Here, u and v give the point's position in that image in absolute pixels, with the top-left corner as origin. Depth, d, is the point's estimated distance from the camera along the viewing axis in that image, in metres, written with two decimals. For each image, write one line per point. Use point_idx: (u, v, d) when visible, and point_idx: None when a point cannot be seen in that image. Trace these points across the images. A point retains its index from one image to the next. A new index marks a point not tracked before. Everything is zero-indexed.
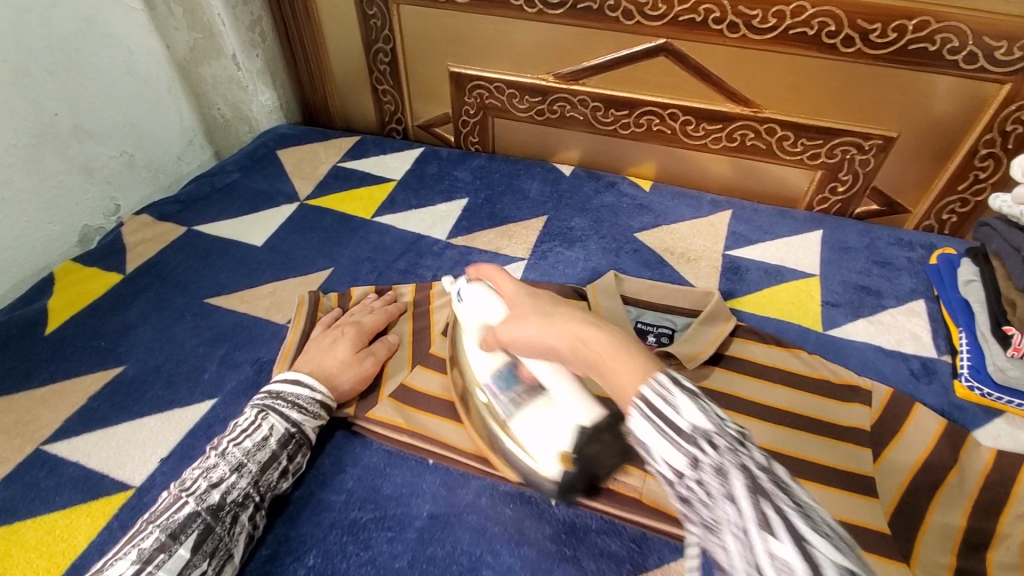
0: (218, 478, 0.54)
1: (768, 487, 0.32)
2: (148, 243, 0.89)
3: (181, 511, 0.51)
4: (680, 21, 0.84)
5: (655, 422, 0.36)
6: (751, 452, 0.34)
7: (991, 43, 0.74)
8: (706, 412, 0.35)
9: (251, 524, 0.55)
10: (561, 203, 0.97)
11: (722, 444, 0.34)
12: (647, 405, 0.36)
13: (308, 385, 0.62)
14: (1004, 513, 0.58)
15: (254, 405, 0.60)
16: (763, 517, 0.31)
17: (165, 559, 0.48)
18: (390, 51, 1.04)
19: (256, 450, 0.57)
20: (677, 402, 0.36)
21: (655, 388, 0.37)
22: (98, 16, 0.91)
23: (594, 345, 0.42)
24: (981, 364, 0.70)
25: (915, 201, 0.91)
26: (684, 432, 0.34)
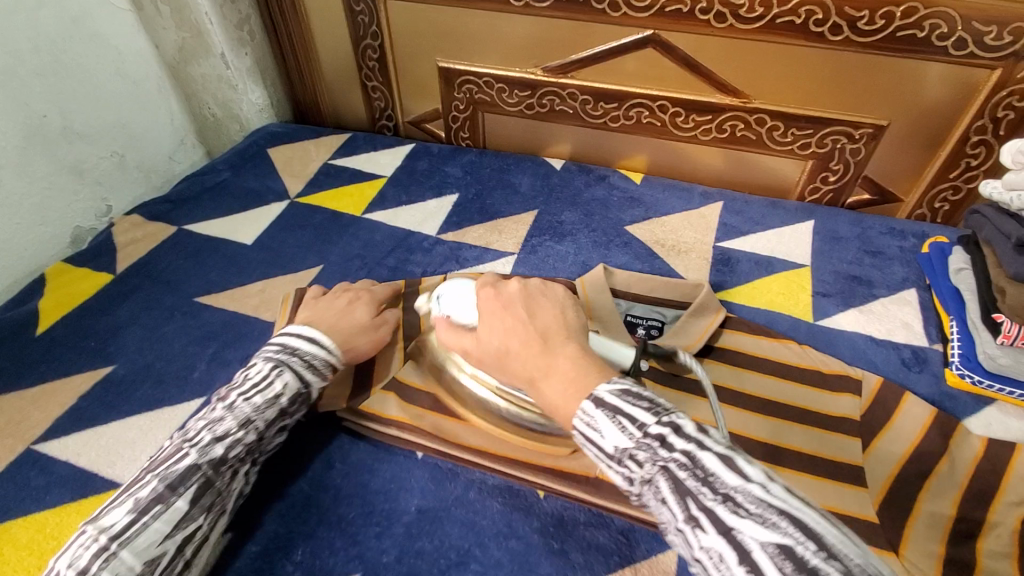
0: (223, 432, 0.53)
1: (691, 485, 0.37)
2: (138, 244, 0.89)
3: (181, 463, 0.50)
4: (667, 12, 0.84)
5: (589, 450, 0.43)
6: (672, 453, 0.39)
7: (981, 29, 0.74)
8: (625, 427, 0.41)
9: (244, 478, 0.55)
10: (552, 197, 0.97)
11: (644, 458, 0.40)
12: (581, 435, 0.43)
13: (324, 346, 0.62)
14: (994, 501, 0.58)
15: (268, 358, 0.59)
16: (688, 511, 0.37)
17: (162, 510, 0.48)
18: (378, 48, 1.04)
19: (264, 407, 0.56)
20: (599, 427, 0.42)
21: (582, 417, 0.43)
22: (86, 17, 0.90)
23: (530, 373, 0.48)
24: (971, 352, 0.69)
25: (907, 190, 0.91)
26: (614, 455, 0.41)
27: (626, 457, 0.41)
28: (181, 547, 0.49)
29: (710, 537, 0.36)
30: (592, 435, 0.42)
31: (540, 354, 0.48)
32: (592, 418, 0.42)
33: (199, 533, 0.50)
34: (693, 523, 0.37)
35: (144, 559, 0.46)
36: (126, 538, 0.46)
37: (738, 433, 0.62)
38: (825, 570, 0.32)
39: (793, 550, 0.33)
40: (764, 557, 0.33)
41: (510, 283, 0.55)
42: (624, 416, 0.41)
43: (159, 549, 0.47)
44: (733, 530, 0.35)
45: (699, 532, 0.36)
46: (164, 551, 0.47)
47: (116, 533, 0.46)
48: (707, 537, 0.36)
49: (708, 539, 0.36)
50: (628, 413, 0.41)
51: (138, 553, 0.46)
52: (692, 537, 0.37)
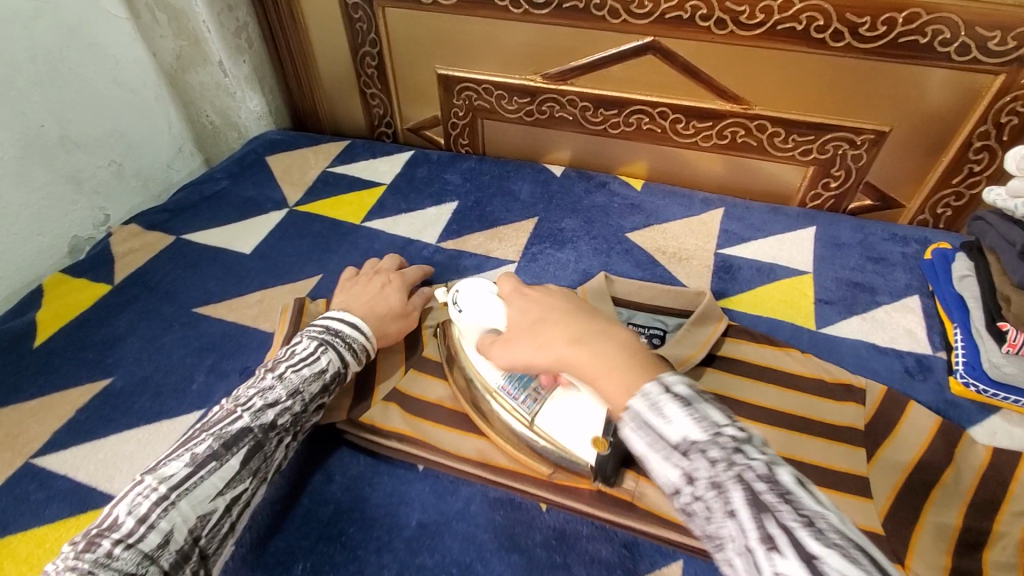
0: (274, 399, 0.57)
1: (770, 500, 0.36)
2: (136, 253, 0.89)
3: (235, 424, 0.54)
4: (666, 18, 0.83)
5: (648, 433, 0.40)
6: (750, 461, 0.38)
7: (984, 34, 0.73)
8: (699, 422, 0.40)
9: (286, 451, 0.58)
10: (552, 204, 0.96)
11: (717, 457, 0.38)
12: (640, 419, 0.41)
13: (364, 331, 0.66)
14: (1001, 511, 0.57)
15: (313, 337, 0.63)
16: (764, 528, 0.35)
17: (217, 467, 0.51)
18: (377, 55, 1.04)
19: (311, 380, 0.59)
20: (669, 414, 0.40)
21: (646, 399, 0.41)
22: (83, 26, 0.90)
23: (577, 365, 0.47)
24: (976, 360, 0.68)
25: (909, 196, 0.91)
26: (680, 447, 0.39)
27: (694, 451, 0.39)
28: (229, 508, 0.51)
29: (788, 561, 0.34)
30: (657, 421, 0.40)
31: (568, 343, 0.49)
32: (660, 403, 0.41)
33: (245, 496, 0.53)
34: (768, 543, 0.35)
35: (197, 513, 0.49)
36: (185, 489, 0.49)
37: None
38: None
39: None
40: None
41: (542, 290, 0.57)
42: (700, 410, 0.40)
43: (210, 505, 0.50)
44: (815, 557, 0.34)
45: (776, 554, 0.34)
46: (214, 508, 0.50)
47: (175, 484, 0.49)
48: (783, 561, 0.34)
49: (784, 563, 0.34)
50: (704, 409, 0.40)
51: (192, 506, 0.49)
52: (764, 557, 0.35)
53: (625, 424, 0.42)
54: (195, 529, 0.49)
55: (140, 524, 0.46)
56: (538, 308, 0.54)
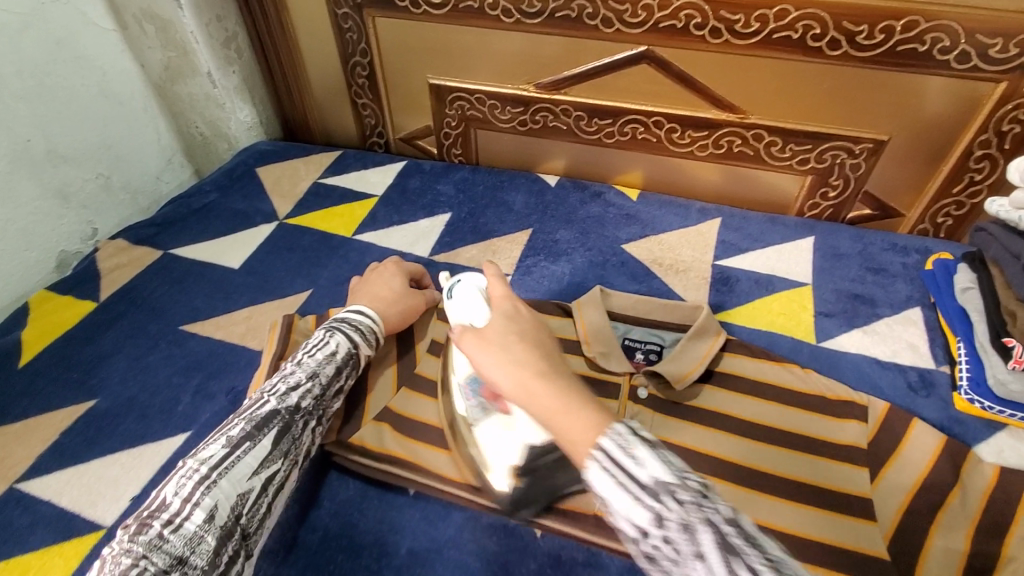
0: (295, 382, 0.56)
1: (737, 542, 0.34)
2: (123, 269, 0.87)
3: (264, 407, 0.53)
4: (660, 27, 0.82)
5: (616, 476, 0.37)
6: (716, 505, 0.36)
7: (985, 41, 0.72)
8: (667, 463, 0.37)
9: (313, 435, 0.57)
10: (546, 214, 0.95)
11: (686, 498, 0.36)
12: (609, 460, 0.37)
13: (370, 317, 0.66)
14: (1009, 534, 0.55)
15: (321, 327, 0.63)
16: (734, 573, 0.33)
17: (251, 447, 0.50)
18: (367, 65, 1.03)
19: (326, 362, 0.59)
20: (637, 455, 0.37)
21: (615, 438, 0.38)
22: (69, 38, 0.88)
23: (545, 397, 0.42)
24: (981, 376, 0.67)
25: (909, 204, 0.89)
26: (649, 488, 0.36)
27: (663, 493, 0.36)
28: (265, 488, 0.51)
29: None
30: (625, 462, 0.37)
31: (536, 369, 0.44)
32: (628, 443, 0.38)
33: (279, 477, 0.52)
34: None
35: (237, 491, 0.48)
36: (224, 469, 0.48)
37: (743, 464, 0.61)
38: None
39: None
40: None
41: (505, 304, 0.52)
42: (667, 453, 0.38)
43: (248, 484, 0.49)
44: None
45: None
46: (251, 488, 0.50)
47: (215, 463, 0.48)
48: None
49: None
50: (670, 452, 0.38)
51: (232, 484, 0.48)
52: None
53: (591, 466, 0.38)
54: (236, 508, 0.48)
55: (185, 504, 0.46)
56: (507, 320, 0.49)
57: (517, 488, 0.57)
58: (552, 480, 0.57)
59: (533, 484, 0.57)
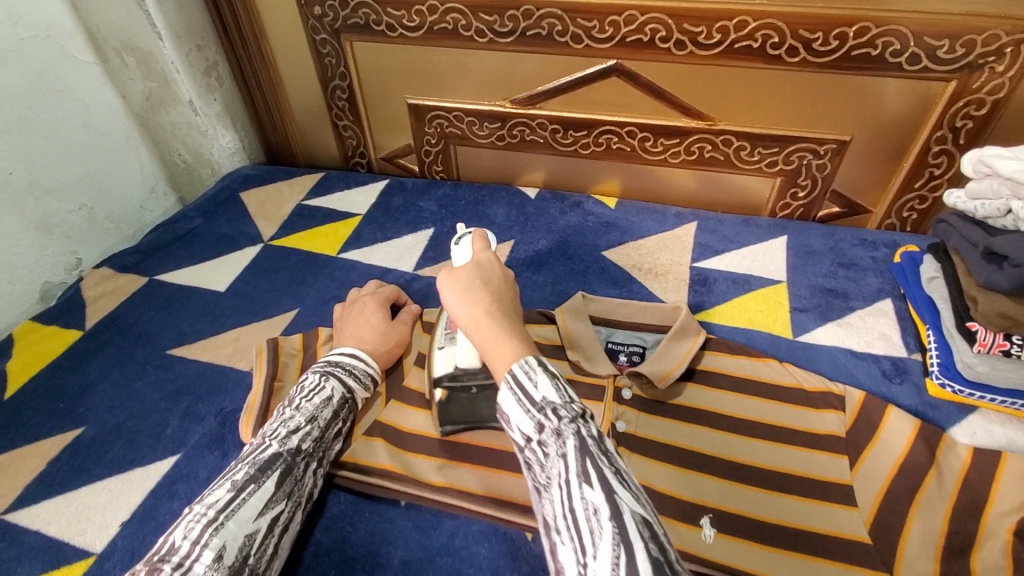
0: (295, 425, 0.57)
1: (594, 449, 0.39)
2: (108, 297, 0.88)
3: (266, 451, 0.53)
4: (627, 42, 0.85)
5: (517, 393, 0.43)
6: (589, 427, 0.41)
7: (933, 43, 0.76)
8: (560, 390, 0.42)
9: (314, 478, 0.58)
10: (527, 226, 0.97)
11: (564, 415, 0.41)
12: (513, 381, 0.43)
13: (363, 358, 0.67)
14: (986, 512, 0.57)
15: (315, 371, 0.64)
16: (585, 470, 0.38)
17: (256, 489, 0.50)
18: (347, 87, 1.05)
19: (323, 407, 0.60)
20: (537, 378, 0.43)
21: (522, 365, 0.43)
22: (50, 73, 0.89)
23: (489, 328, 0.47)
24: (950, 361, 0.69)
25: (875, 201, 0.93)
26: (538, 406, 0.42)
27: (546, 407, 0.41)
28: (270, 528, 0.51)
29: (594, 494, 0.37)
30: (525, 386, 0.43)
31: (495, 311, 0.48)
32: (532, 369, 0.43)
33: (283, 518, 0.52)
34: (580, 479, 0.38)
35: (244, 532, 0.48)
36: (230, 510, 0.48)
37: (729, 460, 0.62)
38: (668, 546, 0.35)
39: (653, 530, 0.36)
40: (632, 525, 0.35)
41: (490, 259, 0.54)
42: (562, 382, 0.43)
43: (253, 525, 0.49)
44: (616, 493, 0.37)
45: (586, 487, 0.37)
46: (258, 529, 0.49)
47: (221, 506, 0.48)
48: (590, 493, 0.37)
49: (590, 494, 0.37)
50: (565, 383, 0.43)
51: (239, 525, 0.48)
52: (576, 490, 0.38)
53: (503, 385, 0.44)
54: (244, 548, 0.47)
55: (194, 546, 0.45)
56: (485, 269, 0.53)
57: (442, 403, 0.65)
58: (473, 407, 0.65)
59: (458, 404, 0.65)
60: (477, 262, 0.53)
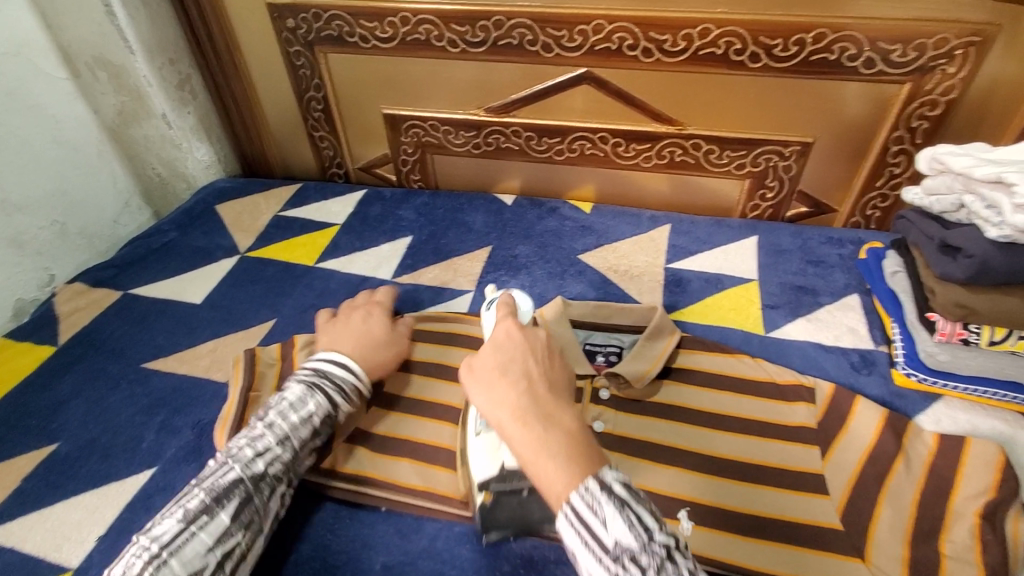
0: (263, 447, 0.56)
1: None
2: (82, 312, 0.87)
3: (225, 477, 0.53)
4: (597, 50, 0.88)
5: (583, 534, 0.42)
6: (674, 566, 0.41)
7: (887, 48, 0.79)
8: (632, 525, 0.42)
9: (280, 501, 0.57)
10: (505, 231, 0.98)
11: (645, 560, 0.41)
12: (578, 520, 0.42)
13: (354, 372, 0.64)
14: (953, 495, 0.59)
15: (300, 381, 0.61)
16: None
17: (207, 522, 0.50)
18: (322, 99, 1.06)
19: (298, 427, 0.58)
20: (603, 517, 0.42)
21: (582, 497, 0.43)
22: (18, 87, 0.87)
23: (525, 439, 0.45)
24: (913, 351, 0.72)
25: (840, 200, 0.96)
26: (611, 551, 0.42)
27: (625, 555, 0.41)
28: (222, 562, 0.50)
29: None
30: (593, 526, 0.42)
31: (530, 416, 0.46)
32: (596, 503, 0.42)
33: (239, 548, 0.52)
34: None
35: (191, 569, 0.48)
36: (175, 547, 0.48)
37: (703, 454, 0.64)
38: None
39: None
40: None
41: (516, 335, 0.52)
42: (633, 515, 0.42)
43: (203, 560, 0.49)
44: None
45: None
46: (207, 564, 0.49)
47: (167, 541, 0.48)
48: None
49: None
50: (637, 513, 0.43)
51: (185, 562, 0.48)
52: None
53: (563, 521, 0.43)
54: None
55: None
56: (508, 354, 0.51)
57: (487, 508, 0.57)
58: (523, 513, 0.57)
59: (504, 510, 0.57)
60: (493, 345, 0.52)
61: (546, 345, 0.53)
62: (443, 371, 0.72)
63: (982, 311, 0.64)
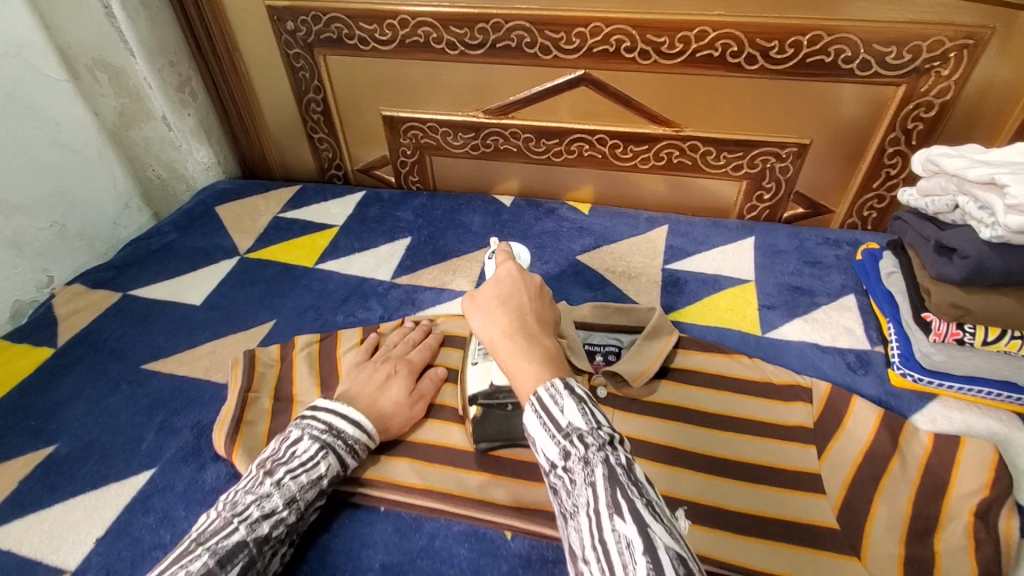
0: (271, 508, 0.53)
1: (624, 480, 0.40)
2: (81, 313, 0.87)
3: (230, 538, 0.50)
4: (595, 52, 0.88)
5: (542, 417, 0.44)
6: (618, 454, 0.42)
7: (882, 50, 0.79)
8: (586, 414, 0.43)
9: (280, 560, 0.54)
10: (503, 232, 0.99)
11: (591, 442, 0.42)
12: (539, 404, 0.45)
13: (368, 432, 0.61)
14: (948, 494, 0.59)
15: (313, 438, 0.58)
16: (615, 502, 0.39)
17: None
18: (322, 101, 1.06)
19: (307, 489, 0.56)
20: (561, 403, 0.44)
21: (547, 390, 0.45)
22: (18, 90, 0.87)
23: (509, 349, 0.49)
24: (910, 351, 0.73)
25: (836, 201, 0.96)
26: (564, 431, 0.43)
27: (573, 436, 0.43)
28: None
29: (624, 522, 0.38)
30: (551, 410, 0.44)
31: (518, 334, 0.51)
32: (557, 394, 0.45)
33: None
34: (612, 509, 0.39)
35: None
36: None
37: (700, 453, 0.64)
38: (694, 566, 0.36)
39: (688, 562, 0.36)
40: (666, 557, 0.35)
41: (513, 275, 0.57)
42: (589, 408, 0.44)
43: None
44: (648, 523, 0.37)
45: (617, 518, 0.38)
46: None
47: None
48: (621, 522, 0.38)
49: (621, 524, 0.38)
50: (593, 409, 0.44)
51: None
52: (607, 521, 0.39)
53: (527, 408, 0.46)
54: None
55: None
56: (507, 288, 0.55)
57: (478, 420, 0.63)
58: (509, 425, 0.63)
59: (494, 423, 0.63)
60: (495, 280, 0.57)
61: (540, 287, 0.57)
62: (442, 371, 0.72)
63: (977, 312, 0.65)
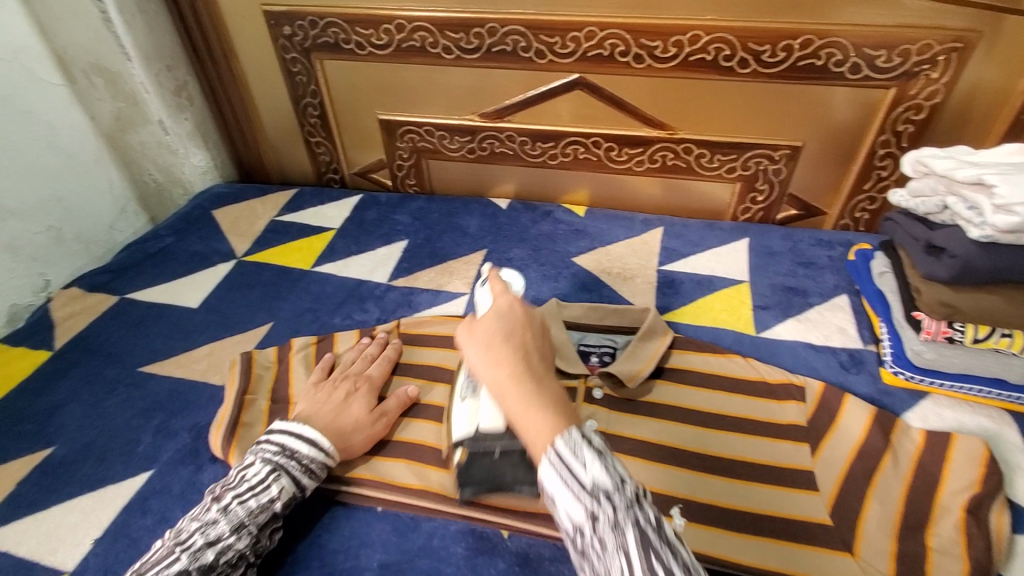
0: (215, 536, 0.52)
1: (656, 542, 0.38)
2: (78, 317, 0.87)
3: (171, 567, 0.49)
4: (589, 56, 0.89)
5: (562, 475, 0.40)
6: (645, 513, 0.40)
7: (871, 53, 0.81)
8: (611, 470, 0.41)
9: None
10: (500, 235, 0.99)
11: (619, 502, 0.39)
12: (559, 461, 0.41)
13: (324, 450, 0.60)
14: (941, 490, 0.60)
15: (264, 461, 0.57)
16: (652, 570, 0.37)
17: None
18: (319, 105, 1.07)
19: (257, 513, 0.54)
20: (583, 458, 0.40)
21: (565, 444, 0.41)
22: (15, 95, 0.88)
23: (518, 397, 0.45)
24: (901, 350, 0.74)
25: (829, 203, 0.97)
26: (590, 490, 0.40)
27: (600, 495, 0.39)
28: None
29: None
30: (570, 464, 0.40)
31: (527, 380, 0.46)
32: (576, 447, 0.41)
33: None
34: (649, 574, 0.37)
35: None
36: None
37: (694, 451, 0.65)
38: None
39: None
40: None
41: (515, 310, 0.52)
42: (612, 462, 0.41)
43: None
44: None
45: None
46: None
47: None
48: None
49: None
50: (618, 471, 0.41)
51: None
52: None
53: (543, 462, 0.41)
54: None
55: None
56: (508, 323, 0.50)
57: (463, 464, 0.59)
58: (494, 474, 0.58)
59: (479, 468, 0.58)
60: (496, 313, 0.51)
61: (541, 324, 0.52)
62: (439, 373, 0.72)
63: (966, 309, 0.66)
